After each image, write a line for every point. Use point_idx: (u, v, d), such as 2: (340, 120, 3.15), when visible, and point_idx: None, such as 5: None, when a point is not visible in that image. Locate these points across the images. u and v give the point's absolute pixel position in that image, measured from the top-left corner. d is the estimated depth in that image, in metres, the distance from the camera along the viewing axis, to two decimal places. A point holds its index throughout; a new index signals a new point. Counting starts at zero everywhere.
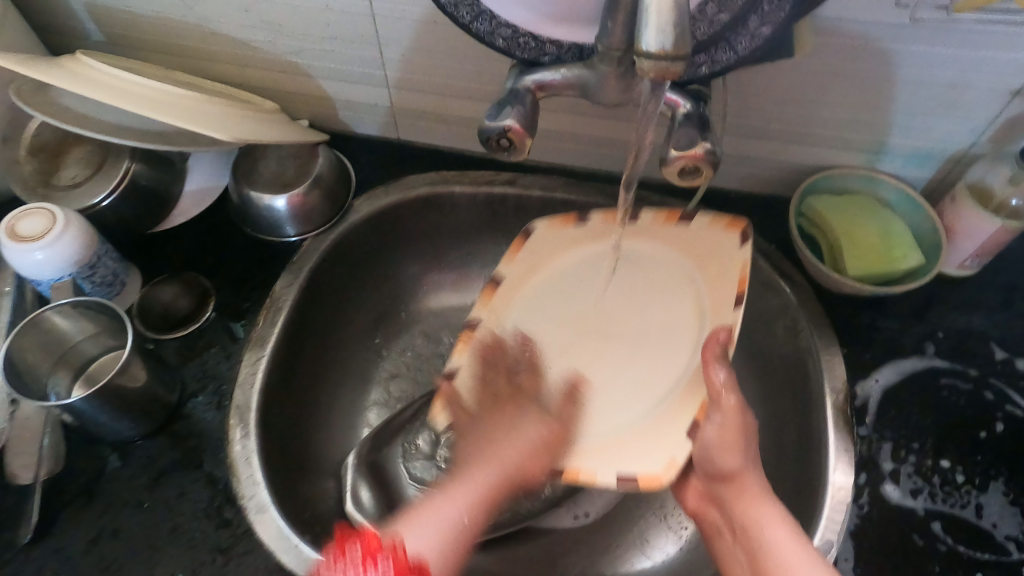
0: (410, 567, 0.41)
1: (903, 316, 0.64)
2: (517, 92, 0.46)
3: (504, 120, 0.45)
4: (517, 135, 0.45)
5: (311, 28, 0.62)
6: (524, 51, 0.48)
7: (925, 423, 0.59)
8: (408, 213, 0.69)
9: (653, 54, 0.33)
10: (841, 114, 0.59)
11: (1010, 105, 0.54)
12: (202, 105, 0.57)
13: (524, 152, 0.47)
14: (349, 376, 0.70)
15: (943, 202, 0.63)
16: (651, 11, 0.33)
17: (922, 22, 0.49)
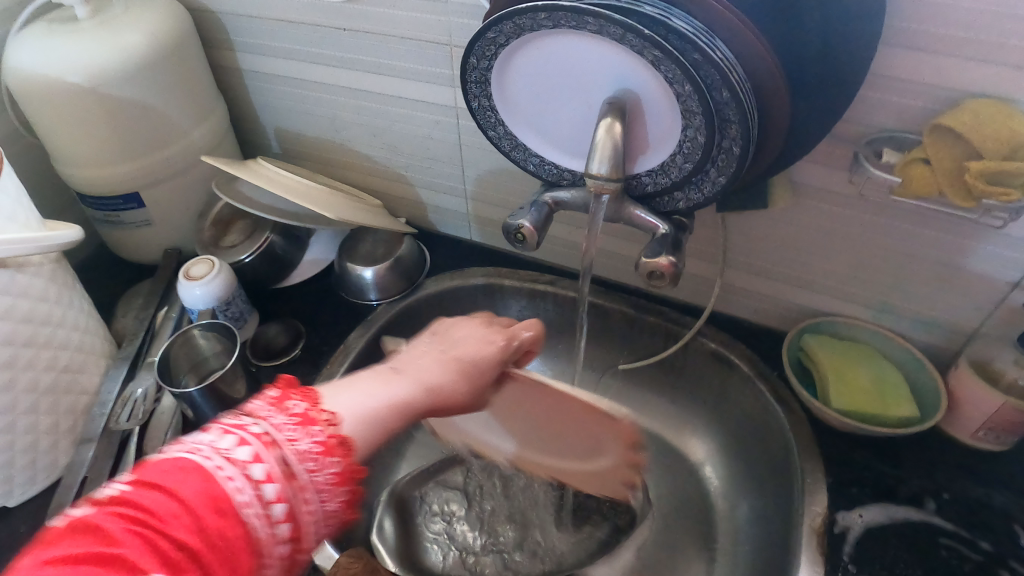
0: (337, 446, 0.40)
1: (903, 464, 0.67)
2: (538, 202, 0.60)
3: (521, 221, 0.59)
4: (529, 232, 0.59)
5: (417, 150, 0.82)
6: (546, 173, 0.61)
7: (913, 571, 0.60)
8: (470, 297, 0.84)
9: (603, 176, 0.45)
10: (836, 267, 0.68)
11: (1013, 294, 0.61)
12: (333, 199, 0.79)
13: (537, 248, 0.60)
14: None
15: (951, 371, 0.67)
16: (597, 147, 0.45)
17: (877, 200, 0.60)
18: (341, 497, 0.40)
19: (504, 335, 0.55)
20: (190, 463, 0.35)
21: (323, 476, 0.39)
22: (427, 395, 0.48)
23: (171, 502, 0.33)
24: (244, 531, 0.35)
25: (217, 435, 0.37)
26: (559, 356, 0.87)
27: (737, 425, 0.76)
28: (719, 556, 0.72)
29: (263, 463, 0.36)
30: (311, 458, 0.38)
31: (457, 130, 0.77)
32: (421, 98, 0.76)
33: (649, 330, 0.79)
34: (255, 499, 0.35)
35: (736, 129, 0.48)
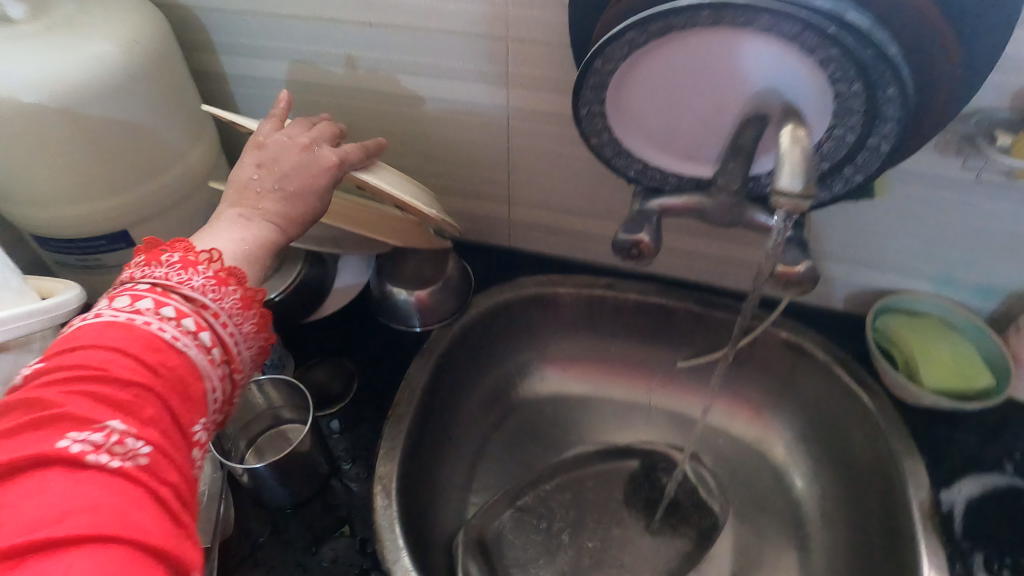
0: (228, 278, 0.48)
1: (981, 433, 0.68)
2: (645, 213, 0.56)
3: (638, 235, 0.55)
4: (647, 247, 0.55)
5: (455, 155, 0.75)
6: (646, 178, 0.56)
7: (1018, 537, 0.61)
8: (520, 308, 0.80)
9: (794, 193, 0.40)
10: (908, 247, 0.65)
11: None
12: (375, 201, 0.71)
13: (653, 260, 0.56)
14: (459, 458, 0.77)
15: (1010, 332, 0.67)
16: (787, 162, 0.40)
17: (988, 182, 0.56)
18: (246, 315, 0.48)
19: (333, 157, 0.56)
20: (105, 322, 0.40)
21: (227, 302, 0.47)
22: (284, 228, 0.54)
23: (100, 353, 0.38)
24: (178, 356, 0.42)
25: (114, 301, 0.42)
26: (615, 358, 0.85)
27: (813, 411, 0.76)
28: (812, 544, 0.72)
29: (167, 304, 0.43)
30: (210, 290, 0.46)
31: (508, 133, 0.70)
32: (466, 100, 0.68)
33: (716, 323, 0.78)
34: (181, 332, 0.43)
35: (892, 126, 0.45)
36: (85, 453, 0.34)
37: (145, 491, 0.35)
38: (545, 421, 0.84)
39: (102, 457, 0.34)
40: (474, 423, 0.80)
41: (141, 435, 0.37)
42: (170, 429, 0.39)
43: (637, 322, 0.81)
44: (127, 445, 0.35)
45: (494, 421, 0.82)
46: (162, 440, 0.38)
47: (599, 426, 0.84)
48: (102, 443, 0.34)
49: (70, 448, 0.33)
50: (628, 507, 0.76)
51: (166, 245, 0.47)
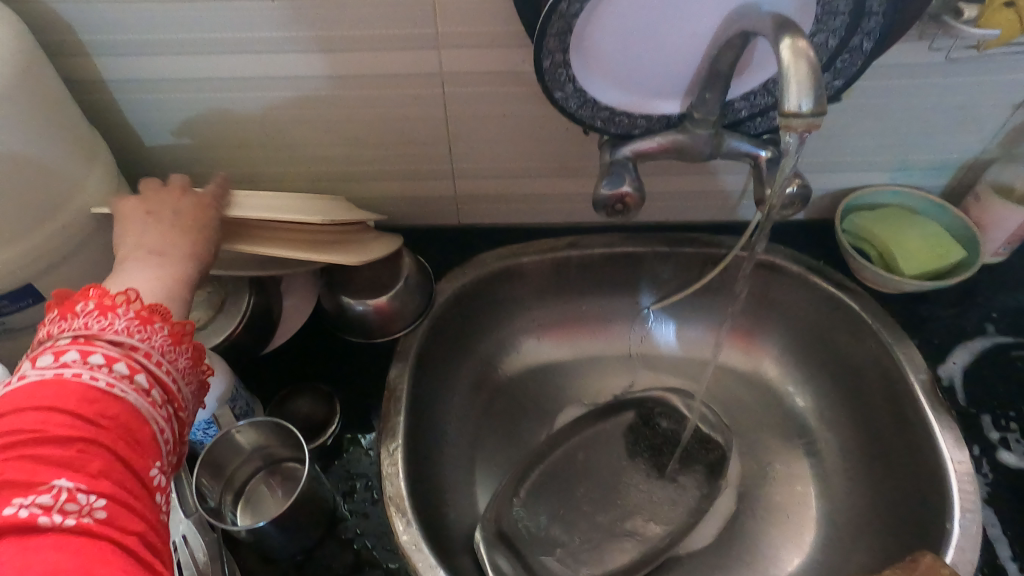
0: (154, 314, 0.44)
1: (955, 303, 0.70)
2: (621, 161, 0.54)
3: (621, 189, 0.54)
4: (633, 200, 0.54)
5: (388, 135, 0.68)
6: (614, 125, 0.55)
7: (1012, 390, 0.64)
8: (487, 286, 0.76)
9: (804, 112, 0.39)
10: (867, 142, 0.65)
11: (1013, 115, 0.61)
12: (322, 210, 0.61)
13: (638, 210, 0.56)
14: (461, 452, 0.73)
15: (966, 201, 0.68)
16: (792, 81, 0.39)
17: (959, 60, 0.56)
18: (183, 350, 0.45)
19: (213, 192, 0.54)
20: (32, 382, 0.38)
21: (158, 340, 0.43)
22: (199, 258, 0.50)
23: (31, 415, 0.36)
24: (119, 403, 0.39)
25: (36, 359, 0.39)
26: (590, 316, 0.83)
27: (796, 321, 0.76)
28: (820, 446, 0.74)
29: (94, 351, 0.40)
30: (136, 331, 0.42)
31: (449, 98, 0.63)
32: (398, 70, 0.61)
33: (685, 261, 0.77)
34: (115, 377, 0.40)
35: (878, 20, 0.45)
36: (35, 517, 0.33)
37: (106, 547, 0.35)
38: (535, 392, 0.81)
39: (53, 519, 0.34)
40: (466, 412, 0.75)
41: (92, 492, 0.36)
42: (125, 479, 0.38)
43: (606, 275, 0.79)
44: (80, 501, 0.35)
45: (484, 404, 0.78)
46: (118, 491, 0.37)
47: (593, 384, 0.82)
48: (51, 503, 0.34)
49: (18, 515, 0.33)
50: (634, 459, 0.76)
51: (78, 293, 0.43)
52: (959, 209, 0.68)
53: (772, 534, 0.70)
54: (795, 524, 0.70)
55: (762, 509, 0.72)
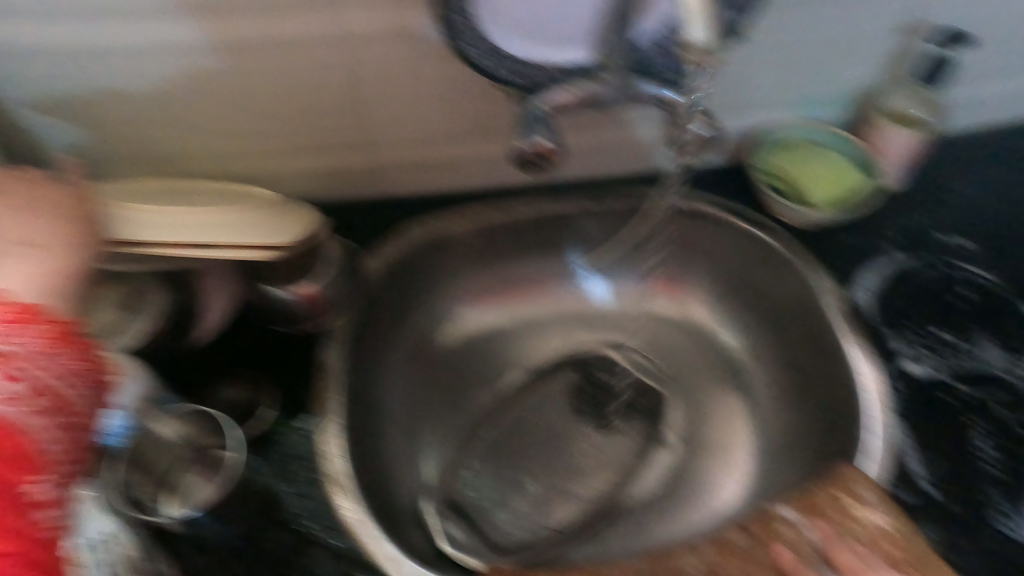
0: (33, 313, 0.44)
1: (864, 229, 0.73)
2: (535, 112, 0.52)
3: (538, 142, 0.52)
4: (548, 151, 0.52)
5: (290, 104, 0.64)
6: (522, 77, 0.53)
7: (916, 306, 0.68)
8: (416, 258, 0.72)
9: (701, 41, 0.44)
10: (770, 79, 0.67)
11: (894, 40, 0.66)
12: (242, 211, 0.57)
13: (556, 164, 0.54)
14: (401, 426, 0.71)
15: (867, 132, 0.71)
16: (692, 11, 0.44)
17: None
18: (66, 351, 0.44)
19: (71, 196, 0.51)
20: None
21: (32, 343, 0.42)
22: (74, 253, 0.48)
23: None
24: None
25: None
26: (525, 279, 0.80)
27: (720, 264, 0.77)
28: (749, 381, 0.77)
29: None
30: (10, 332, 0.42)
31: (346, 60, 0.60)
32: (286, 32, 0.57)
33: (613, 216, 0.76)
34: None
35: None
36: None
37: None
38: (474, 363, 0.78)
39: None
40: (401, 387, 0.73)
41: None
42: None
43: (535, 238, 0.76)
44: None
45: (421, 377, 0.75)
46: None
47: (536, 345, 0.80)
48: None
49: None
50: (580, 415, 0.76)
51: None
52: (861, 140, 0.71)
53: (710, 472, 0.73)
54: (727, 456, 0.73)
55: (700, 449, 0.74)
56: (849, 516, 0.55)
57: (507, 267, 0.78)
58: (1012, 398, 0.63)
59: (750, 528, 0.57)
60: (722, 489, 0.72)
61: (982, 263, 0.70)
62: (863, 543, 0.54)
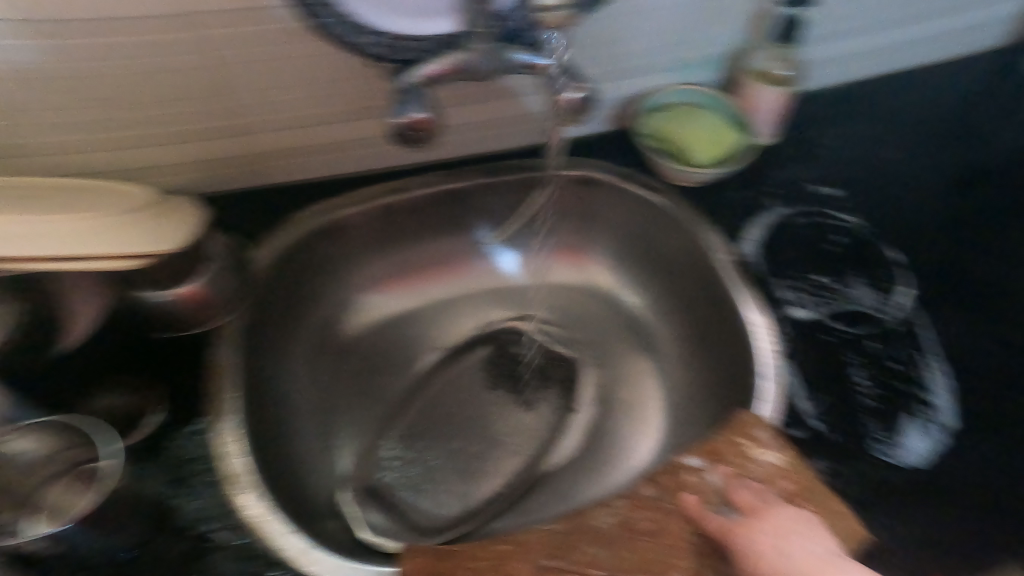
0: None
1: (745, 186, 0.76)
2: (408, 87, 0.51)
3: (413, 115, 0.51)
4: (427, 124, 0.52)
5: (149, 91, 0.60)
6: (394, 51, 0.57)
7: (796, 254, 0.72)
8: (311, 247, 0.69)
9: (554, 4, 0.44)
10: (645, 44, 0.71)
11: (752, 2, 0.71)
12: (115, 219, 0.51)
13: (434, 137, 0.54)
14: (309, 421, 0.68)
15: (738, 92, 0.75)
16: None
17: None
18: None
19: None
20: None
21: None
22: None
23: None
24: None
25: None
26: (428, 260, 0.79)
27: (618, 229, 0.79)
28: (655, 341, 0.78)
29: None
30: None
31: (206, 41, 0.57)
32: (132, 11, 0.54)
33: (509, 190, 0.75)
34: None
35: None
36: None
37: None
38: (383, 349, 0.76)
39: None
40: (305, 382, 0.70)
41: None
42: None
43: (432, 218, 0.75)
44: None
45: (327, 369, 0.72)
46: None
47: (446, 326, 0.79)
48: None
49: None
50: (495, 390, 0.76)
51: None
52: (734, 100, 0.75)
53: (626, 429, 0.74)
54: (641, 415, 0.75)
55: (613, 410, 0.75)
56: (748, 459, 0.58)
57: (407, 248, 0.76)
58: (885, 333, 0.67)
59: (659, 480, 0.58)
60: (639, 448, 0.73)
61: (850, 208, 0.76)
62: (760, 483, 0.57)
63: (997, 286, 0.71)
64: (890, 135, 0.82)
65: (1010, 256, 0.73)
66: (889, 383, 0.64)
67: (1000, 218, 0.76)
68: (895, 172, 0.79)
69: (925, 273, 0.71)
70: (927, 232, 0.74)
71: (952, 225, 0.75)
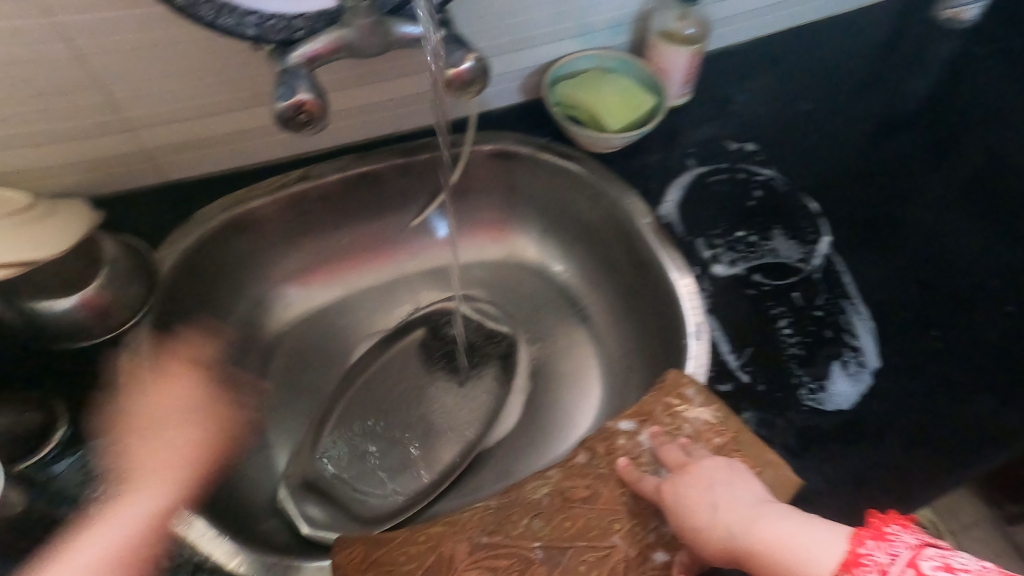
0: None
1: (660, 148, 0.77)
2: (292, 69, 0.49)
3: (297, 96, 0.49)
4: (314, 105, 0.49)
5: (8, 89, 0.55)
6: (273, 32, 0.52)
7: (716, 213, 0.72)
8: (220, 243, 0.67)
9: None
10: (547, 12, 0.70)
11: None
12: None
13: (325, 120, 0.51)
14: (244, 416, 0.67)
15: (647, 53, 0.76)
16: None
17: None
18: None
19: None
20: None
21: None
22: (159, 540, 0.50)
23: None
24: None
25: None
26: (349, 247, 0.77)
27: (542, 200, 0.79)
28: (587, 309, 0.79)
29: None
30: None
31: (64, 31, 0.53)
32: None
33: (425, 168, 0.73)
34: None
35: None
36: None
37: None
38: (313, 339, 0.75)
39: None
40: (226, 381, 0.68)
41: None
42: None
43: (348, 205, 0.73)
44: None
45: (254, 365, 0.71)
46: None
47: (377, 311, 0.78)
48: None
49: None
50: (431, 373, 0.75)
51: None
52: (643, 61, 0.76)
53: (566, 400, 0.73)
54: (580, 381, 0.75)
55: (548, 383, 0.75)
56: (677, 416, 0.58)
57: (327, 236, 0.75)
58: (807, 283, 0.68)
59: (591, 446, 0.58)
60: (579, 416, 0.72)
61: (759, 161, 0.77)
62: (690, 438, 0.57)
63: (912, 227, 0.72)
64: (802, 89, 0.83)
65: (922, 198, 0.75)
66: (811, 329, 0.64)
67: (912, 161, 0.78)
68: (809, 125, 0.80)
69: (841, 220, 0.72)
70: (842, 179, 0.76)
71: (865, 172, 0.76)
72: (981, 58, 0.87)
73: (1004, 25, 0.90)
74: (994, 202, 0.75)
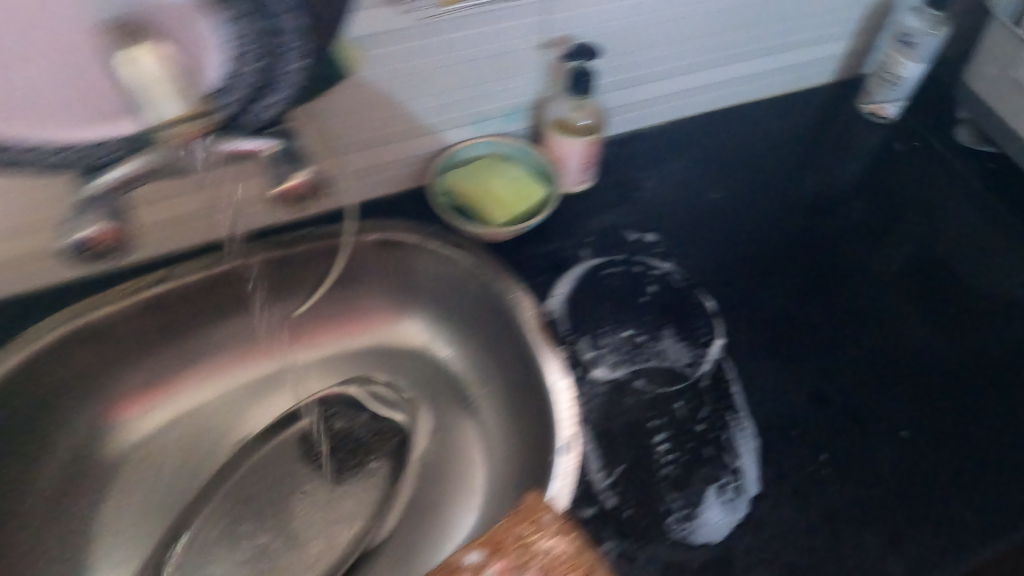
0: None
1: (555, 238, 0.74)
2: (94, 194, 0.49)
3: (94, 228, 0.52)
4: (110, 234, 0.53)
5: None
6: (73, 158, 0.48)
7: (604, 308, 0.69)
8: (70, 351, 0.63)
9: (176, 117, 0.46)
10: (430, 104, 0.68)
11: (543, 55, 0.69)
12: None
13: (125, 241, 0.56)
14: (78, 534, 0.63)
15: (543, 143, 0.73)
16: (154, 92, 0.44)
17: (466, 13, 0.61)
18: None
19: None
20: None
21: None
22: None
23: None
24: None
25: None
26: (226, 342, 0.72)
27: (436, 289, 0.75)
28: (478, 404, 0.74)
29: None
30: None
31: None
32: None
33: (302, 262, 0.70)
34: None
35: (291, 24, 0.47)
36: None
37: None
38: (180, 446, 0.69)
39: None
40: (69, 488, 0.65)
41: None
42: None
43: (213, 306, 0.69)
44: None
45: (110, 470, 0.67)
46: None
47: (251, 412, 0.72)
48: None
49: None
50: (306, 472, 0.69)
51: None
52: (539, 150, 0.73)
53: (450, 504, 0.68)
54: (465, 484, 0.70)
55: (432, 482, 0.70)
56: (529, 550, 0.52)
57: (196, 337, 0.70)
58: (692, 391, 0.64)
59: None
60: (462, 522, 0.68)
61: (653, 251, 0.73)
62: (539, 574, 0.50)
63: (810, 332, 0.69)
64: (711, 174, 0.80)
65: (823, 295, 0.72)
66: (689, 444, 0.61)
67: (816, 258, 0.75)
68: (713, 215, 0.76)
69: (736, 321, 0.69)
70: (743, 275, 0.72)
71: (767, 268, 0.73)
72: (902, 153, 0.85)
73: (923, 107, 0.88)
74: (905, 310, 0.72)
